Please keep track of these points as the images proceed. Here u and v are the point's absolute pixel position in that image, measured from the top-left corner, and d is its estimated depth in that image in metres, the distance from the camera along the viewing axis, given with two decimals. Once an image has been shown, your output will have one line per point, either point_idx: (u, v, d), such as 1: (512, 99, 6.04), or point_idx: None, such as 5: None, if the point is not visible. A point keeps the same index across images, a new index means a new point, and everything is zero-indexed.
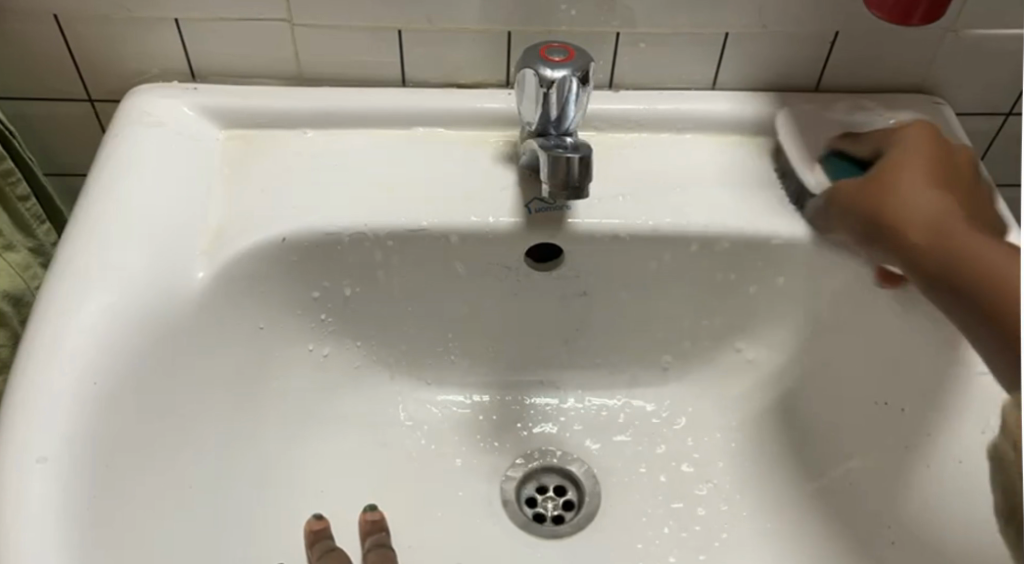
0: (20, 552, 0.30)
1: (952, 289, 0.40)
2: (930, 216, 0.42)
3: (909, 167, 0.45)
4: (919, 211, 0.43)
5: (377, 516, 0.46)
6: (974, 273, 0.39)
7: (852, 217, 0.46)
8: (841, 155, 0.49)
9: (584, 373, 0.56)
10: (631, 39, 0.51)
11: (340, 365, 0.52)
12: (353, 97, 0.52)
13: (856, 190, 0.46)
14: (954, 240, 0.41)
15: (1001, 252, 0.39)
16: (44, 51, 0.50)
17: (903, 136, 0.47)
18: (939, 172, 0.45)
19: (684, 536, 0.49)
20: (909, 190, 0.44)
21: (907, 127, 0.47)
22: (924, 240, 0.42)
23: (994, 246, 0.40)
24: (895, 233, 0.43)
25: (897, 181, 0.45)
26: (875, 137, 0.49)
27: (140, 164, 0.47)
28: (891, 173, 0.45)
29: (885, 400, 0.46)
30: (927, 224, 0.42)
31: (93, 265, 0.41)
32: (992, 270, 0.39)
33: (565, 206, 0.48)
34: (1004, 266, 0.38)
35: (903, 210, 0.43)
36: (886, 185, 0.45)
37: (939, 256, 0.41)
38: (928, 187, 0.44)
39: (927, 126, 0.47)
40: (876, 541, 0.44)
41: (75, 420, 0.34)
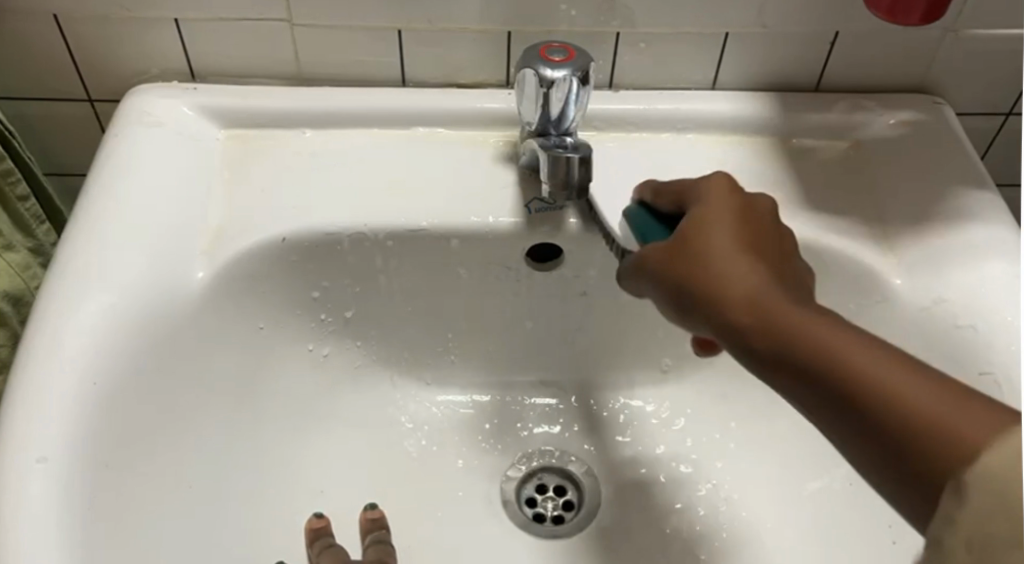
0: (21, 553, 0.30)
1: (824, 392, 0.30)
2: (757, 288, 0.33)
3: (716, 222, 0.36)
4: (736, 286, 0.33)
5: (377, 514, 0.46)
6: (838, 374, 0.29)
7: (669, 282, 0.36)
8: (643, 207, 0.43)
9: (584, 374, 0.56)
10: (631, 39, 0.50)
11: (340, 365, 0.52)
12: (353, 97, 0.52)
13: (665, 259, 0.36)
14: (784, 323, 0.31)
15: (845, 339, 0.30)
16: (45, 51, 0.50)
17: (705, 189, 0.38)
18: (744, 232, 0.35)
19: (685, 535, 0.49)
20: (719, 254, 0.34)
21: (707, 181, 0.39)
22: (753, 327, 0.32)
23: (860, 340, 0.30)
24: (714, 310, 0.33)
25: (698, 245, 0.35)
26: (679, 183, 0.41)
27: (139, 165, 0.47)
28: (696, 226, 0.36)
29: None
30: (746, 299, 0.32)
31: (93, 265, 0.41)
32: (859, 369, 0.29)
33: (565, 207, 0.48)
34: (865, 364, 0.29)
35: (723, 280, 0.33)
36: (692, 242, 0.35)
37: (774, 343, 0.31)
38: (734, 247, 0.34)
39: (726, 177, 0.39)
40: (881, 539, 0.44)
41: (73, 419, 0.34)
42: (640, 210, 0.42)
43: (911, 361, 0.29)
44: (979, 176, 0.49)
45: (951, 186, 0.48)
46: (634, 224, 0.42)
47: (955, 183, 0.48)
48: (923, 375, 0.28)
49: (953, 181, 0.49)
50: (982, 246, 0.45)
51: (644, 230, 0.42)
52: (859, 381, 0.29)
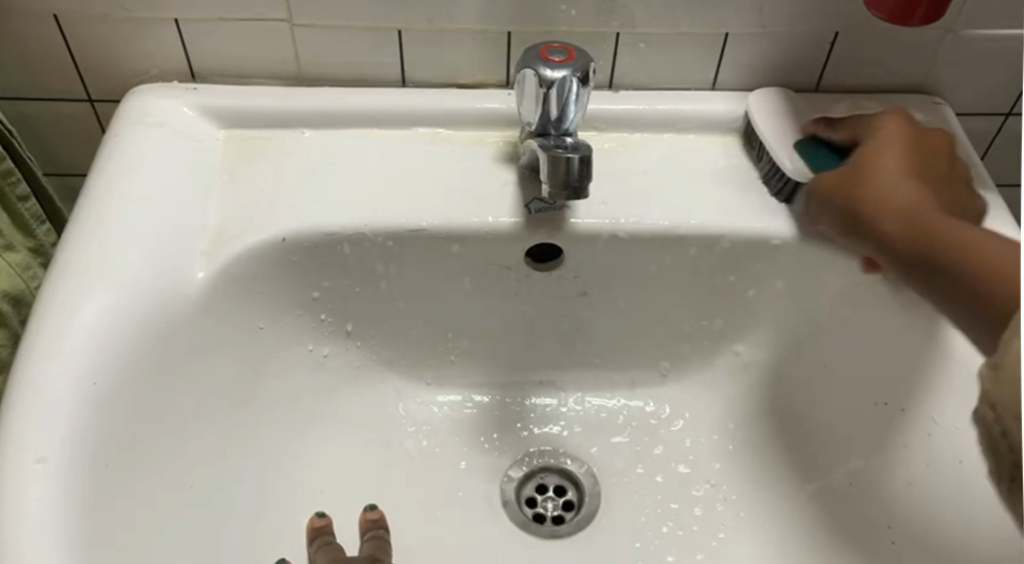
0: (21, 553, 0.30)
1: (954, 277, 0.36)
2: (910, 202, 0.40)
3: (886, 158, 0.43)
4: (897, 194, 0.40)
5: (377, 514, 0.47)
6: (957, 263, 0.36)
7: (829, 199, 0.44)
8: (818, 144, 0.48)
9: (584, 374, 0.56)
10: (631, 39, 0.50)
11: (341, 365, 0.52)
12: (354, 97, 0.52)
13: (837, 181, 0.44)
14: (932, 223, 0.38)
15: (996, 238, 0.35)
16: (44, 51, 0.50)
17: (878, 124, 0.46)
18: (914, 164, 0.42)
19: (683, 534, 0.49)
20: (882, 176, 0.42)
21: (882, 120, 0.46)
22: (906, 223, 0.39)
23: (970, 227, 0.37)
24: (878, 220, 0.40)
25: (868, 170, 0.43)
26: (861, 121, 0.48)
27: (140, 165, 0.47)
28: (866, 159, 0.43)
29: (884, 400, 0.46)
30: (905, 209, 0.40)
31: (94, 264, 0.41)
32: (986, 255, 0.35)
33: (565, 206, 0.48)
34: (976, 249, 0.35)
35: (889, 197, 0.40)
36: (859, 175, 0.43)
37: (908, 237, 0.39)
38: (904, 173, 0.42)
39: (902, 118, 0.46)
40: (880, 541, 0.44)
41: (74, 419, 0.34)
42: (814, 142, 0.48)
43: (999, 238, 0.36)
44: (978, 177, 0.49)
45: None
46: (810, 156, 0.48)
47: None
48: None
49: None
50: None
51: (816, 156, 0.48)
52: (949, 260, 0.36)
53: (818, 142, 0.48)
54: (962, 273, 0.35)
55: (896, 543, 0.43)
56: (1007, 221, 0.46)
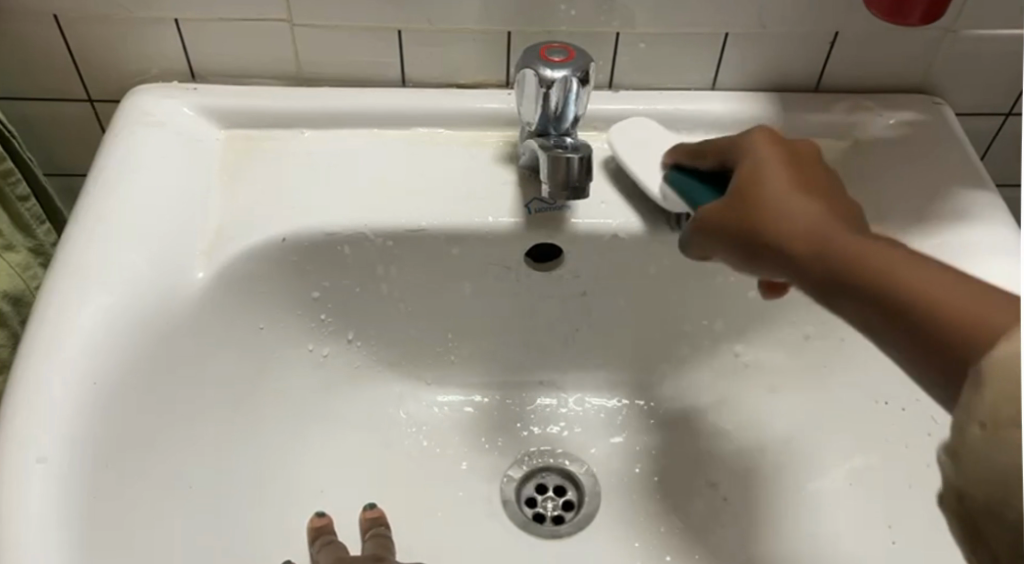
0: (20, 553, 0.30)
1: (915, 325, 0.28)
2: (815, 221, 0.32)
3: (769, 171, 0.36)
4: (793, 219, 0.33)
5: (376, 514, 0.47)
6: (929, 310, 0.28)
7: (719, 231, 0.37)
8: (682, 172, 0.44)
9: (584, 373, 0.56)
10: (631, 39, 0.51)
11: (341, 365, 0.52)
12: (353, 97, 0.52)
13: (721, 209, 0.37)
14: (872, 254, 0.30)
15: (926, 273, 0.29)
16: (45, 51, 0.50)
17: (751, 144, 0.38)
18: (796, 174, 0.35)
19: (679, 532, 0.49)
20: (776, 196, 0.34)
21: (753, 135, 0.38)
22: (845, 252, 0.31)
23: (909, 257, 0.30)
24: (774, 245, 0.33)
25: (757, 191, 0.35)
26: (718, 141, 0.42)
27: (139, 165, 0.47)
28: (751, 181, 0.36)
29: (884, 399, 0.47)
30: (812, 236, 0.32)
31: (94, 263, 0.41)
32: (922, 289, 0.28)
33: (566, 206, 0.48)
34: (937, 292, 0.28)
35: (781, 225, 0.33)
36: (752, 194, 0.35)
37: (829, 264, 0.31)
38: (796, 189, 0.34)
39: (768, 130, 0.38)
40: (880, 539, 0.44)
41: (74, 420, 0.34)
42: (678, 171, 0.45)
43: (990, 287, 0.28)
44: (978, 177, 0.49)
45: (949, 188, 0.49)
46: (682, 187, 0.44)
47: (954, 184, 0.49)
48: (955, 278, 0.28)
49: (951, 183, 0.49)
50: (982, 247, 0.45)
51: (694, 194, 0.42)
52: (891, 294, 0.29)
53: (690, 173, 0.44)
54: (904, 308, 0.29)
55: (897, 542, 0.43)
56: (1006, 222, 0.46)
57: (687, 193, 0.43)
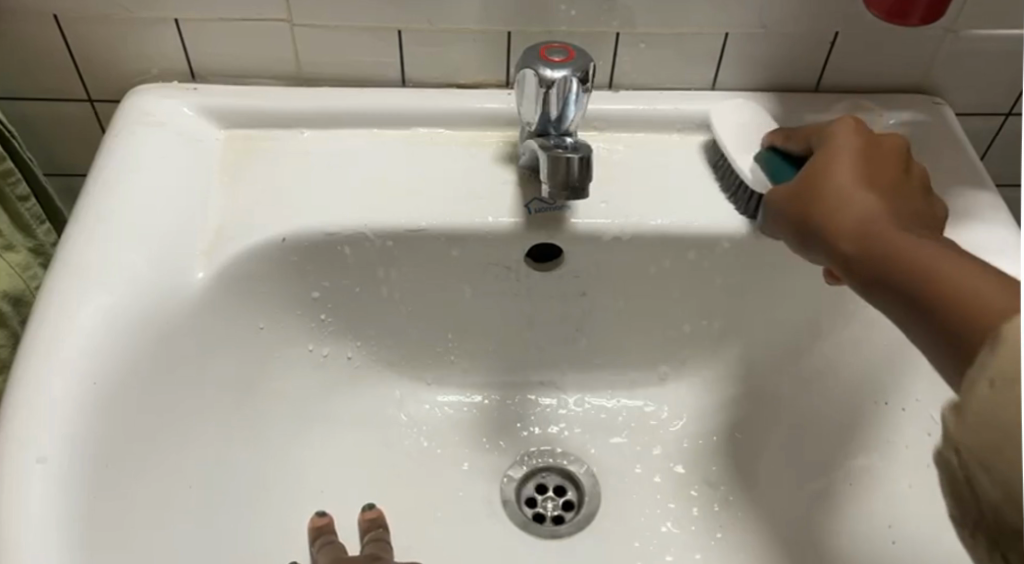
0: (20, 553, 0.30)
1: (914, 298, 0.31)
2: (866, 212, 0.35)
3: (840, 162, 0.38)
4: (854, 208, 0.36)
5: (374, 514, 0.48)
6: (919, 279, 0.31)
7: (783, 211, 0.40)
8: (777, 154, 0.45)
9: (584, 374, 0.56)
10: (631, 39, 0.50)
11: (340, 365, 0.52)
12: (353, 97, 0.52)
13: (785, 197, 0.40)
14: (880, 233, 0.34)
15: (955, 265, 0.31)
16: (45, 52, 0.50)
17: (835, 131, 0.41)
18: (867, 168, 0.38)
19: (680, 532, 0.50)
20: (836, 184, 0.37)
21: (837, 127, 0.41)
22: (883, 245, 0.34)
23: (922, 240, 0.33)
24: (829, 232, 0.36)
25: (823, 180, 0.38)
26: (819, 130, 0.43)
27: (139, 164, 0.47)
28: (818, 168, 0.39)
29: (886, 399, 0.45)
30: (859, 224, 0.35)
31: (94, 263, 0.41)
32: (929, 268, 0.31)
33: (566, 206, 0.48)
34: (958, 281, 0.30)
35: (841, 210, 0.36)
36: (815, 184, 0.38)
37: (867, 247, 0.34)
38: (860, 180, 0.37)
39: (852, 123, 0.41)
40: (879, 539, 0.42)
41: (74, 421, 0.34)
42: (773, 151, 0.45)
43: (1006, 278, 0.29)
44: (978, 177, 0.49)
45: (949, 189, 0.49)
46: (769, 168, 0.44)
47: (953, 185, 0.49)
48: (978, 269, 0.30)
49: (952, 184, 0.49)
50: (983, 247, 0.45)
51: (778, 175, 0.44)
52: (897, 274, 0.32)
53: (781, 154, 0.44)
54: (906, 288, 0.32)
55: (897, 542, 0.42)
56: (1006, 222, 0.46)
57: (772, 173, 0.44)
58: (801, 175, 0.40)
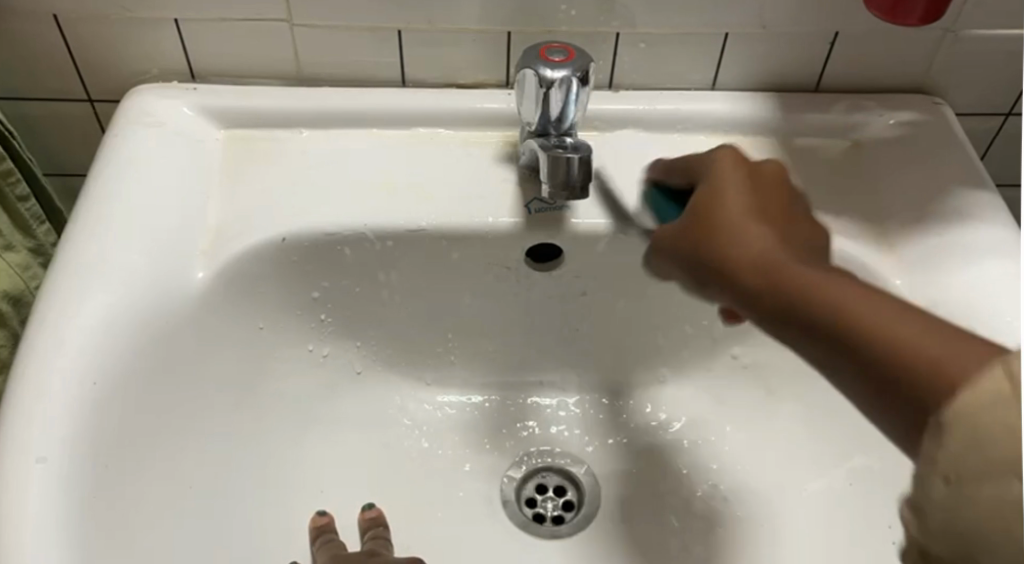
0: (21, 553, 0.30)
1: (846, 344, 0.31)
2: (773, 257, 0.34)
3: (728, 193, 0.37)
4: (757, 251, 0.34)
5: (375, 513, 0.48)
6: (853, 331, 0.31)
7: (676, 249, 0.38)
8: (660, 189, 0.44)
9: (584, 374, 0.56)
10: (631, 39, 0.50)
11: (341, 364, 0.52)
12: (353, 97, 0.52)
13: (678, 232, 0.38)
14: (787, 276, 0.33)
15: (886, 315, 0.30)
16: (45, 51, 0.50)
17: (717, 163, 0.39)
18: (760, 201, 0.37)
19: (669, 528, 0.49)
20: (730, 225, 0.36)
21: (715, 156, 0.40)
22: (803, 304, 0.32)
23: (842, 283, 0.32)
24: (733, 281, 0.35)
25: (716, 218, 0.36)
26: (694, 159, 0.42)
27: (138, 165, 0.47)
28: (710, 198, 0.38)
29: None
30: (760, 271, 0.34)
31: (92, 264, 0.41)
32: (874, 331, 0.30)
33: (565, 206, 0.48)
34: (899, 334, 0.29)
35: (743, 257, 0.35)
36: (710, 217, 0.37)
37: (776, 292, 0.33)
38: (755, 218, 0.36)
39: (732, 151, 0.40)
40: (880, 539, 0.44)
41: (75, 422, 0.34)
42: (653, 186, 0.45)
43: (963, 331, 0.29)
44: (979, 177, 0.49)
45: (951, 186, 0.49)
46: (654, 205, 0.45)
47: (954, 183, 0.49)
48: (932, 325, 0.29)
49: (953, 181, 0.49)
50: (984, 248, 0.45)
51: (660, 211, 0.44)
52: (816, 315, 0.32)
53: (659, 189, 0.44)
54: (821, 322, 0.32)
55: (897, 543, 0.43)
56: (1008, 222, 0.46)
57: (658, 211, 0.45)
58: (690, 209, 0.38)
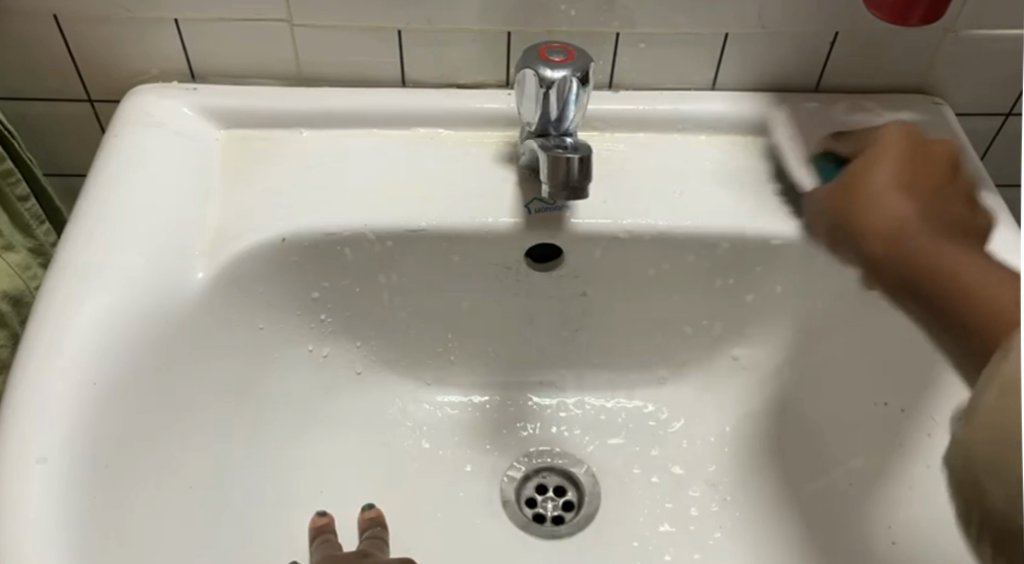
0: (21, 554, 0.30)
1: (943, 296, 0.37)
2: (903, 216, 0.40)
3: (879, 168, 0.43)
4: (890, 215, 0.41)
5: (375, 513, 0.48)
6: (935, 275, 0.37)
7: (827, 216, 0.46)
8: None
9: (584, 374, 0.56)
10: (631, 40, 0.50)
11: (342, 364, 0.52)
12: (353, 96, 0.52)
13: (836, 198, 0.45)
14: (915, 237, 0.39)
15: (976, 266, 0.36)
16: (44, 51, 0.50)
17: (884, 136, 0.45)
18: (908, 175, 0.42)
19: (666, 528, 0.50)
20: (877, 193, 0.42)
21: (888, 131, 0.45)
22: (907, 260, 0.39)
23: (951, 246, 0.38)
24: (860, 240, 0.42)
25: (860, 193, 0.43)
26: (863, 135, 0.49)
27: (140, 164, 0.47)
28: (865, 175, 0.44)
29: (884, 401, 0.46)
30: (893, 235, 0.40)
31: (93, 263, 0.41)
32: (950, 272, 0.37)
33: (565, 206, 0.48)
34: (962, 273, 0.36)
35: (874, 218, 0.41)
36: (855, 189, 0.44)
37: (892, 251, 0.40)
38: (902, 189, 0.42)
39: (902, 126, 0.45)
40: (880, 541, 0.43)
41: (75, 422, 0.34)
42: (824, 156, 0.50)
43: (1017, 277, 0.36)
44: (979, 176, 0.49)
45: None
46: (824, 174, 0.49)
47: None
48: (997, 271, 0.36)
49: None
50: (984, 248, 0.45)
51: None
52: (921, 271, 0.38)
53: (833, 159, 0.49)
54: (899, 269, 0.39)
55: (897, 543, 0.42)
56: (1009, 221, 0.46)
57: None
58: (840, 183, 0.45)
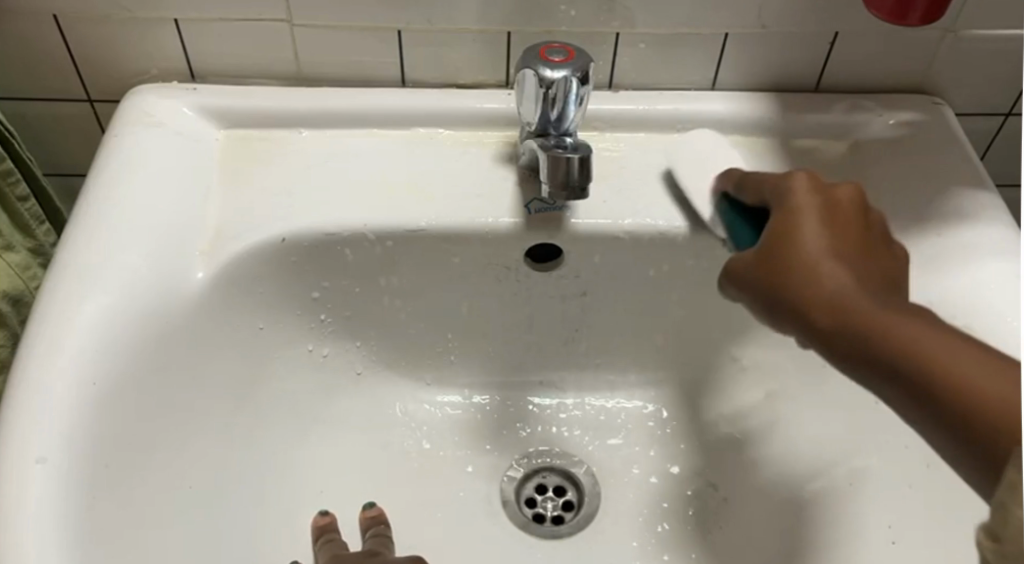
0: (21, 554, 0.30)
1: (910, 386, 0.28)
2: (843, 291, 0.31)
3: (804, 221, 0.35)
4: (832, 282, 0.32)
5: (377, 512, 0.48)
6: (903, 359, 0.29)
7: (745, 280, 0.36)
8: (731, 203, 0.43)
9: (584, 374, 0.56)
10: (631, 40, 0.50)
11: (341, 364, 0.52)
12: (351, 97, 0.52)
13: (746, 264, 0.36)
14: (868, 322, 0.30)
15: (929, 337, 0.28)
16: (45, 51, 0.50)
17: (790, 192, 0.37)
18: (852, 231, 0.34)
19: (662, 530, 0.50)
20: (807, 256, 0.33)
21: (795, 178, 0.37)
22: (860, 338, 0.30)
23: (934, 331, 0.29)
24: (802, 315, 0.32)
25: (787, 247, 0.34)
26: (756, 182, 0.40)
27: (139, 165, 0.47)
28: (788, 231, 0.35)
29: (885, 398, 0.44)
30: (840, 313, 0.31)
31: (92, 265, 0.41)
32: (929, 359, 0.28)
33: (565, 206, 0.48)
34: (948, 364, 0.27)
35: (801, 272, 0.33)
36: (782, 247, 0.34)
37: (869, 346, 0.30)
38: (836, 259, 0.33)
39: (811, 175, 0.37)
40: (878, 541, 0.41)
41: (75, 421, 0.34)
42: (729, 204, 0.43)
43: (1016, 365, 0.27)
44: (979, 177, 0.49)
45: (950, 189, 0.49)
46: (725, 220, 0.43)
47: (954, 184, 0.49)
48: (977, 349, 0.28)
49: (953, 183, 0.49)
50: (982, 248, 0.45)
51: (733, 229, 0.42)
52: (893, 362, 0.29)
53: (732, 205, 0.43)
54: (897, 364, 0.29)
55: (896, 542, 0.41)
56: (1010, 222, 0.46)
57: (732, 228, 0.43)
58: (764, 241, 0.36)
